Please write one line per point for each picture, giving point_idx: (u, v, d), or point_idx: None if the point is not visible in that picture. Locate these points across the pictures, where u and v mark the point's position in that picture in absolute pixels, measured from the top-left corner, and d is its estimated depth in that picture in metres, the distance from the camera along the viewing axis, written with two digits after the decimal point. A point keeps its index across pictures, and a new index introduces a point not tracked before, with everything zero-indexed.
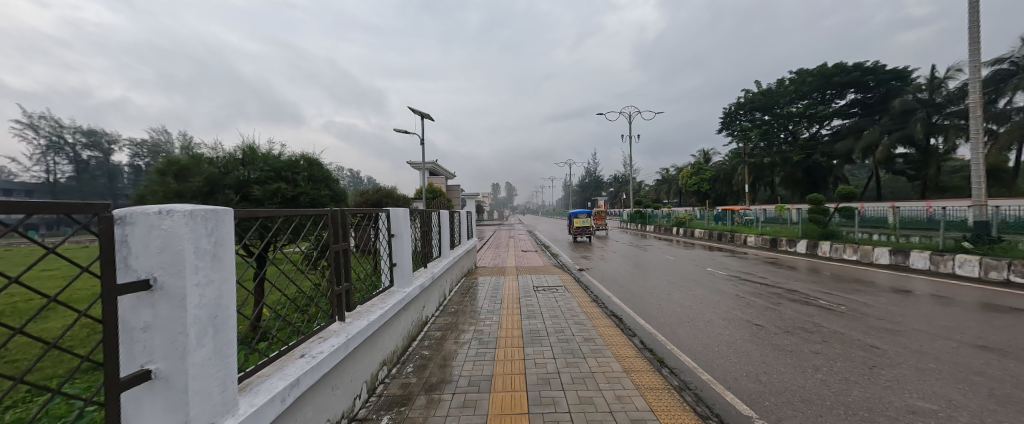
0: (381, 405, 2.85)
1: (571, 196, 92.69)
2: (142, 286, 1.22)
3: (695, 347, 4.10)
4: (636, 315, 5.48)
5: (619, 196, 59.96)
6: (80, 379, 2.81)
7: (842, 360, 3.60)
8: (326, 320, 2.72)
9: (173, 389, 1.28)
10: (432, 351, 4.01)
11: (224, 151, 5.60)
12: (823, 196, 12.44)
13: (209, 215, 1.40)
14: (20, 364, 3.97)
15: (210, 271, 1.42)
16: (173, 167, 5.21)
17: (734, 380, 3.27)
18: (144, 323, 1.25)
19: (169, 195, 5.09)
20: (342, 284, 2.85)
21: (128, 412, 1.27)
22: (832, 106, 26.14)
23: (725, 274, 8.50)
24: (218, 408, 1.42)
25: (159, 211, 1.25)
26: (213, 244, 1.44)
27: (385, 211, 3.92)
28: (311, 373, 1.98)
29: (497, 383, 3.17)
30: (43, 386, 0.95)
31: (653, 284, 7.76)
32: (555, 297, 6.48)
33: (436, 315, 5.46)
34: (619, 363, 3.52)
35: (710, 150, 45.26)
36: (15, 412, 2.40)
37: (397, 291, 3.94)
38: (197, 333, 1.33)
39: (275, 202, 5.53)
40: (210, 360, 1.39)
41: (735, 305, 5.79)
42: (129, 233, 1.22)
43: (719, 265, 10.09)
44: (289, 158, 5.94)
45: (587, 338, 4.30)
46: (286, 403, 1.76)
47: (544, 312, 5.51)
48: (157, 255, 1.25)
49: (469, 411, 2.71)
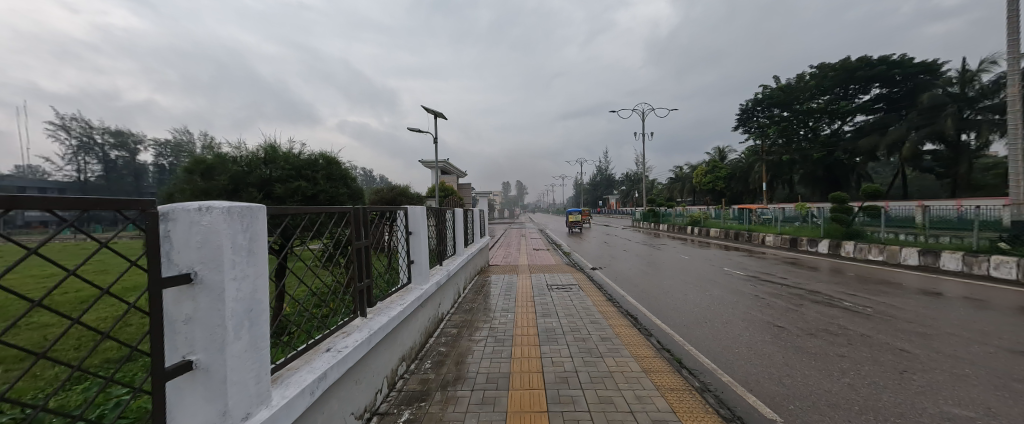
0: (402, 399, 2.90)
1: (583, 194, 92.00)
2: (183, 279, 1.26)
3: (715, 349, 4.02)
4: (651, 314, 5.43)
5: (631, 195, 59.55)
6: (129, 366, 3.01)
7: (870, 365, 3.48)
8: (348, 315, 2.78)
9: (212, 379, 1.32)
10: (448, 348, 4.04)
11: (246, 151, 5.75)
12: (846, 195, 12.05)
13: (244, 211, 1.44)
14: (74, 351, 4.28)
15: (245, 266, 1.46)
16: (200, 166, 5.43)
17: (757, 383, 3.20)
18: (186, 315, 1.29)
19: (196, 193, 5.33)
20: (363, 280, 2.88)
21: (171, 401, 1.32)
22: (855, 101, 25.25)
23: (744, 275, 8.29)
24: (254, 399, 1.46)
25: (200, 207, 1.29)
26: (248, 240, 1.48)
27: (403, 209, 3.95)
28: (336, 368, 2.02)
29: (515, 381, 3.18)
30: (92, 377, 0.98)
31: (668, 283, 7.63)
32: (570, 296, 6.44)
33: (452, 312, 5.53)
34: (638, 363, 3.49)
35: (725, 148, 44.34)
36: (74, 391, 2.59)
37: (415, 288, 3.98)
38: (234, 326, 1.37)
39: (295, 199, 5.64)
40: (246, 353, 1.44)
41: (755, 306, 5.65)
42: (172, 229, 1.26)
43: (736, 265, 9.85)
44: (308, 156, 6.03)
45: (604, 337, 4.26)
46: (314, 396, 1.80)
47: (559, 311, 5.49)
48: (198, 250, 1.29)
49: (489, 408, 2.73)
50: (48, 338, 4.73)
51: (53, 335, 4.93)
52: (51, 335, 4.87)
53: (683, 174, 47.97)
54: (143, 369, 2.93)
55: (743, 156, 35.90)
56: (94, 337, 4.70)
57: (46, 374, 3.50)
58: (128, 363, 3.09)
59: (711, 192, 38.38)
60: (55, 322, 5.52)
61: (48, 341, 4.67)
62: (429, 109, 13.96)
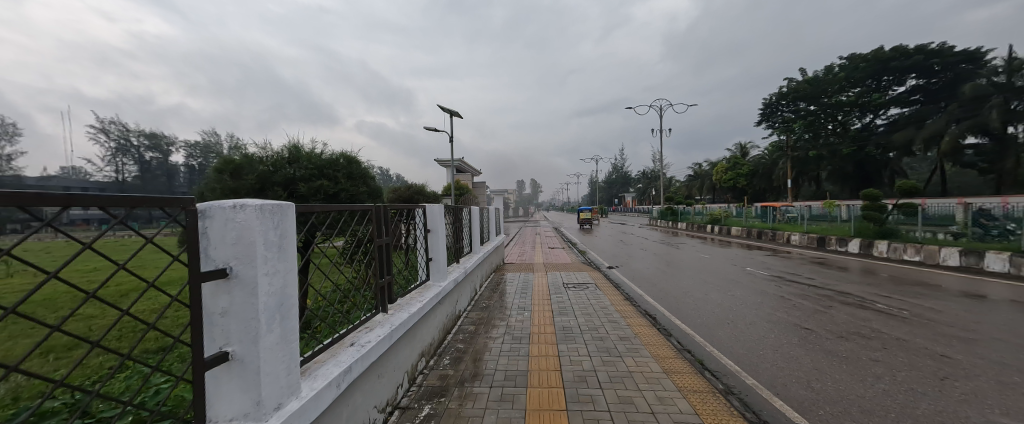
0: (422, 394, 2.95)
1: (598, 191, 90.88)
2: (219, 274, 1.31)
3: (737, 350, 3.92)
4: (670, 314, 5.33)
5: (647, 193, 58.51)
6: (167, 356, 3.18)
7: (907, 370, 3.31)
8: (370, 311, 2.84)
9: (247, 371, 1.38)
10: (466, 345, 4.08)
11: (271, 151, 5.94)
12: (879, 192, 11.45)
13: (275, 209, 1.49)
14: (124, 340, 4.58)
15: (277, 262, 1.51)
16: (229, 166, 5.66)
17: (784, 386, 3.10)
18: (222, 309, 1.35)
19: (226, 192, 5.57)
20: (383, 277, 2.94)
21: (209, 391, 1.38)
22: (888, 93, 23.97)
23: (768, 275, 8.01)
24: (284, 391, 1.51)
25: (234, 206, 1.34)
26: (279, 237, 1.53)
27: (422, 207, 4.00)
28: (360, 361, 2.07)
29: (534, 378, 3.18)
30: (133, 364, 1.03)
31: (687, 283, 7.46)
32: (587, 295, 6.38)
33: (468, 309, 5.57)
34: (658, 363, 3.43)
35: (747, 145, 42.94)
36: (123, 376, 2.77)
37: (433, 285, 4.03)
38: (267, 319, 1.43)
39: (318, 198, 5.80)
40: (278, 345, 1.49)
41: (781, 308, 5.46)
42: (209, 226, 1.32)
43: (759, 264, 9.56)
44: (330, 156, 6.18)
45: (623, 337, 4.21)
46: (340, 389, 1.85)
47: (576, 310, 5.45)
48: (233, 246, 1.34)
49: (508, 406, 2.74)
50: (100, 328, 5.07)
51: (104, 324, 5.29)
52: (102, 324, 5.23)
53: (703, 171, 46.70)
54: (184, 358, 3.11)
55: (766, 153, 34.68)
56: (138, 327, 5.01)
57: (99, 361, 3.77)
58: (171, 352, 3.27)
59: (732, 189, 37.23)
60: (105, 312, 5.92)
61: (100, 331, 5.02)
62: (445, 108, 14.04)
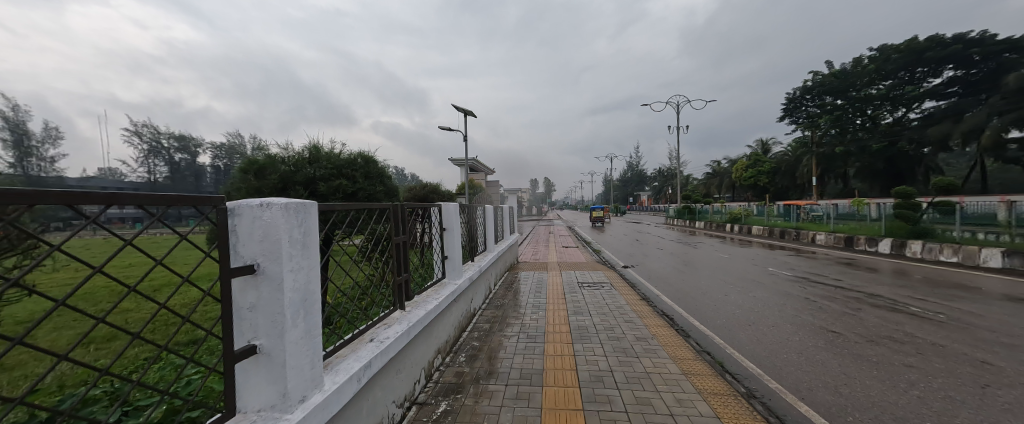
0: (439, 390, 2.98)
1: (613, 190, 89.73)
2: (247, 270, 1.36)
3: (760, 353, 3.80)
4: (688, 315, 5.22)
5: (664, 192, 57.42)
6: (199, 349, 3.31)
7: (944, 377, 3.14)
8: (388, 308, 2.89)
9: (274, 363, 1.43)
10: (481, 343, 4.10)
11: (293, 151, 6.11)
12: (912, 189, 10.89)
13: (300, 207, 1.53)
14: (159, 332, 4.80)
15: (300, 258, 1.55)
16: (253, 166, 5.85)
17: (809, 391, 2.99)
18: (250, 303, 1.41)
19: (250, 191, 5.76)
20: (401, 275, 2.99)
21: (239, 383, 1.44)
22: (923, 86, 22.71)
23: (792, 276, 7.74)
24: (309, 384, 1.55)
25: (261, 204, 1.39)
26: (302, 234, 1.57)
27: (437, 205, 4.04)
28: (380, 357, 2.12)
29: (549, 377, 3.17)
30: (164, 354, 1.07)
31: (706, 283, 7.28)
32: (602, 294, 6.32)
33: (483, 307, 5.60)
34: (677, 364, 3.36)
35: (769, 141, 41.54)
36: (158, 367, 2.90)
37: (449, 282, 4.07)
38: (292, 314, 1.47)
39: (337, 196, 5.93)
40: (302, 339, 1.53)
41: (806, 310, 5.26)
42: (237, 223, 1.38)
43: (782, 265, 9.24)
44: (348, 155, 6.31)
45: (639, 337, 4.15)
46: (361, 383, 1.89)
47: (591, 309, 5.40)
48: (260, 243, 1.39)
49: (523, 404, 2.74)
50: (137, 321, 5.35)
51: (140, 317, 5.58)
52: (139, 317, 5.51)
53: (722, 169, 45.44)
54: (214, 350, 3.24)
55: (789, 149, 33.49)
56: (171, 321, 5.23)
57: (138, 352, 3.97)
58: (202, 345, 3.42)
59: (753, 187, 36.13)
60: (141, 306, 6.23)
61: (138, 323, 5.28)
62: (459, 107, 14.13)
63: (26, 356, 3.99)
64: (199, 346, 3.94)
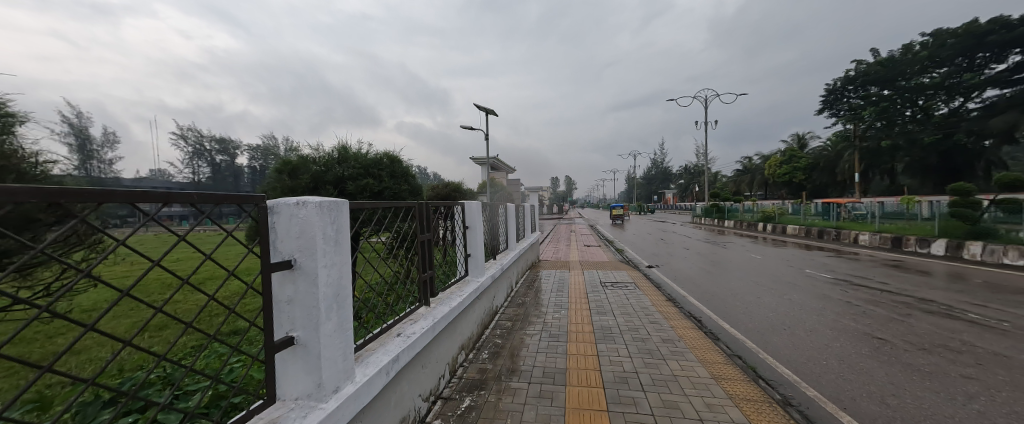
0: (463, 386, 3.02)
1: (636, 187, 87.65)
2: (285, 265, 1.43)
3: (796, 359, 3.61)
4: (717, 317, 5.03)
5: (690, 189, 55.59)
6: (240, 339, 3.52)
7: (1010, 391, 2.86)
8: (414, 304, 2.96)
9: (310, 355, 1.49)
10: (504, 340, 4.12)
11: (323, 151, 6.35)
12: (971, 185, 10.00)
13: (333, 206, 1.59)
14: (206, 322, 5.14)
15: (333, 255, 1.61)
16: (287, 166, 6.13)
17: (853, 401, 2.81)
18: (288, 297, 1.48)
19: (284, 190, 6.05)
20: (425, 271, 3.04)
21: (278, 371, 1.52)
22: (984, 72, 20.72)
23: (831, 278, 7.29)
24: (341, 375, 1.61)
25: (298, 202, 1.46)
26: (335, 231, 1.63)
27: (460, 204, 4.08)
28: (407, 351, 2.18)
29: (573, 377, 3.15)
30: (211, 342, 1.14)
31: (736, 285, 6.98)
32: (626, 295, 6.19)
33: (505, 305, 5.62)
34: (706, 368, 3.26)
35: (806, 136, 39.23)
36: (204, 355, 3.11)
37: (472, 280, 4.12)
38: (326, 308, 1.53)
39: (364, 195, 6.15)
40: (335, 332, 1.60)
41: (848, 314, 4.94)
42: (277, 221, 1.45)
43: (820, 266, 8.72)
44: (374, 155, 6.50)
45: (666, 338, 4.05)
46: (389, 376, 1.95)
47: (615, 309, 5.31)
48: (297, 240, 1.46)
49: (547, 402, 2.74)
50: (186, 311, 5.75)
51: (189, 308, 6.00)
52: (188, 308, 5.92)
53: (753, 165, 43.37)
54: (253, 340, 3.43)
55: (828, 144, 31.53)
56: (216, 312, 5.57)
57: (188, 340, 4.27)
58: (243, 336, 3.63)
59: (787, 185, 34.31)
60: (189, 297, 6.70)
61: (187, 314, 5.68)
62: (481, 106, 14.22)
63: (92, 341, 4.37)
64: (240, 336, 4.19)
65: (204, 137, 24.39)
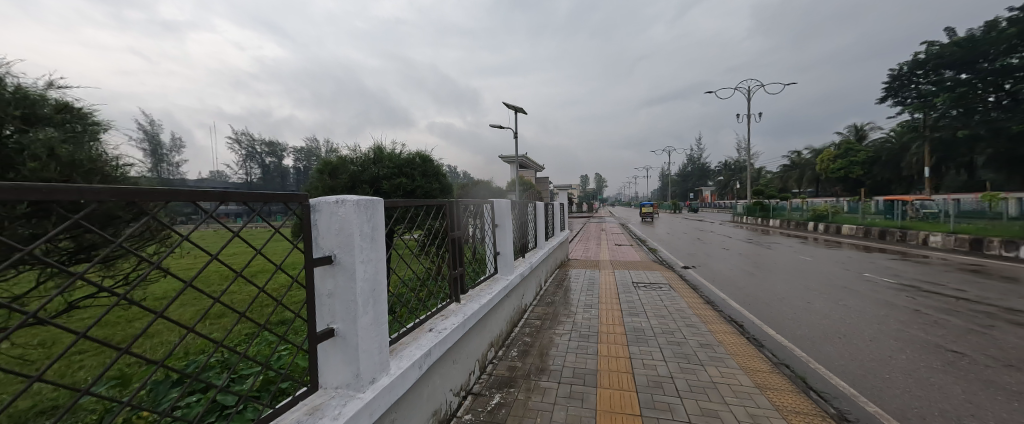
0: (493, 383, 3.05)
1: (671, 185, 84.17)
2: (326, 260, 1.51)
3: (853, 371, 3.31)
4: (761, 323, 4.71)
5: (730, 186, 52.53)
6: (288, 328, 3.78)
7: None
8: (445, 300, 3.01)
9: (348, 346, 1.56)
10: (533, 339, 4.12)
11: (359, 152, 6.62)
12: None
13: (370, 204, 1.65)
14: (258, 312, 5.57)
15: (369, 251, 1.67)
16: (327, 167, 6.44)
17: (921, 420, 2.53)
18: (329, 291, 1.56)
19: (325, 189, 6.39)
20: (457, 268, 3.07)
21: (320, 361, 1.61)
22: None
23: (894, 284, 6.60)
24: (377, 367, 1.68)
25: (337, 201, 1.53)
26: (371, 229, 1.68)
27: (490, 202, 4.10)
28: (439, 346, 2.23)
29: (604, 379, 3.08)
30: (258, 329, 1.22)
31: (783, 288, 6.51)
32: (660, 296, 5.96)
33: (534, 304, 5.60)
34: (749, 376, 3.07)
35: (865, 127, 35.68)
36: (257, 341, 3.37)
37: (501, 278, 4.14)
38: (363, 302, 1.59)
39: (398, 194, 6.40)
40: (371, 325, 1.66)
41: (915, 324, 4.44)
42: (318, 218, 1.54)
43: (882, 270, 7.93)
44: (407, 155, 6.71)
45: (704, 343, 3.85)
46: (422, 370, 2.00)
47: (648, 311, 5.13)
48: (337, 236, 1.53)
49: (577, 403, 2.70)
50: (241, 302, 6.26)
51: (243, 299, 6.52)
52: (243, 299, 6.44)
53: (803, 159, 40.20)
54: (298, 331, 3.66)
55: (891, 135, 28.51)
56: (266, 302, 6.01)
57: (242, 328, 4.65)
58: (290, 326, 3.89)
59: (842, 180, 31.47)
60: (244, 288, 7.30)
61: (242, 304, 6.18)
62: (510, 105, 14.23)
63: (163, 326, 4.87)
64: (287, 325, 4.49)
65: (255, 140, 26.69)
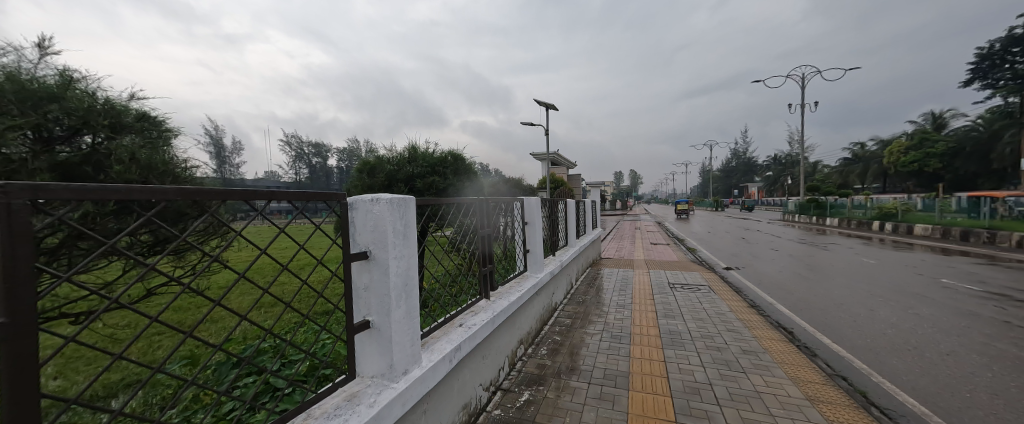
0: (522, 380, 3.06)
1: (713, 180, 79.60)
2: (362, 256, 1.59)
3: (924, 387, 2.96)
4: (814, 330, 4.34)
5: (781, 182, 48.76)
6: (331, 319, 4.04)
7: None
8: (475, 296, 3.05)
9: (383, 338, 1.64)
10: (563, 337, 4.08)
11: (395, 152, 6.87)
12: None
13: (403, 202, 1.70)
14: (304, 302, 6.02)
15: (402, 247, 1.73)
16: (366, 166, 6.73)
17: None
18: (365, 284, 1.64)
19: (364, 188, 6.69)
20: (487, 265, 3.10)
21: (358, 351, 1.69)
22: None
23: (979, 292, 5.80)
24: (410, 359, 1.74)
25: (372, 199, 1.60)
26: (404, 226, 1.74)
27: (520, 200, 4.09)
28: (468, 341, 2.27)
29: (636, 381, 3.00)
30: (299, 319, 1.30)
31: (840, 293, 5.94)
32: (698, 298, 5.68)
33: (564, 302, 5.55)
34: (799, 387, 2.84)
35: (945, 114, 31.51)
36: (303, 330, 3.64)
37: (531, 275, 4.14)
38: (396, 296, 1.66)
39: (430, 192, 6.62)
40: (404, 319, 1.73)
41: (1006, 338, 3.87)
42: (355, 215, 1.62)
43: (964, 276, 6.98)
44: (440, 154, 6.92)
45: (747, 350, 3.62)
46: (452, 364, 2.05)
47: (685, 313, 4.90)
48: (372, 233, 1.61)
49: (608, 406, 2.64)
50: (289, 293, 6.78)
51: (291, 290, 7.06)
52: (291, 290, 6.97)
53: (867, 152, 36.36)
54: (339, 322, 3.91)
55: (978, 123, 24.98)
56: (311, 293, 6.46)
57: (290, 316, 5.05)
58: (333, 316, 4.17)
59: (915, 175, 28.08)
60: (292, 280, 7.90)
61: (290, 295, 6.69)
62: (541, 101, 14.12)
63: (224, 312, 5.40)
64: (329, 316, 4.82)
65: (304, 142, 28.76)
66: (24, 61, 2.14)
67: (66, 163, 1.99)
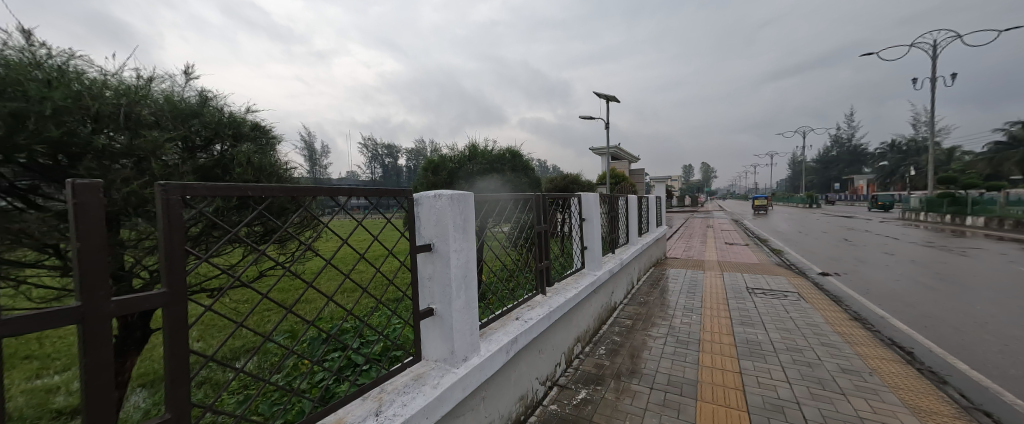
0: (580, 378, 3.03)
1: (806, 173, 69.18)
2: (426, 248, 1.71)
3: None
4: (942, 353, 3.55)
5: (901, 173, 40.44)
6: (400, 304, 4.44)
7: None
8: (531, 291, 3.08)
9: (445, 325, 1.76)
10: (622, 338, 3.92)
11: (456, 151, 7.12)
12: None
13: (462, 198, 1.79)
14: (379, 288, 6.68)
15: (462, 241, 1.82)
16: (430, 165, 7.02)
17: None
18: (429, 274, 1.77)
19: (428, 185, 6.95)
20: (543, 260, 3.13)
21: (423, 335, 1.84)
22: None
23: None
24: (469, 347, 1.83)
25: (435, 195, 1.72)
26: (463, 220, 1.83)
27: (577, 196, 3.97)
28: (524, 335, 2.31)
29: (705, 391, 2.77)
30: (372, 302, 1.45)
31: (984, 310, 4.77)
32: (783, 306, 5.02)
33: (625, 302, 5.31)
34: (919, 418, 2.36)
35: None
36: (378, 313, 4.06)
37: (588, 273, 4.04)
38: (456, 286, 1.76)
39: (489, 189, 6.81)
40: (464, 309, 1.82)
41: None
42: (421, 211, 1.75)
43: None
44: (498, 152, 7.17)
45: (846, 368, 3.11)
46: (508, 355, 2.11)
47: (767, 322, 4.37)
48: (435, 227, 1.73)
49: (672, 413, 2.49)
50: (365, 280, 7.56)
51: (367, 277, 7.86)
52: (367, 278, 7.76)
53: None
54: (407, 308, 4.26)
55: None
56: (383, 281, 7.15)
57: (367, 301, 5.64)
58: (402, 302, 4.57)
59: None
60: (368, 268, 8.77)
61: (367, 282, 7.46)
62: (601, 94, 13.62)
63: (315, 293, 6.23)
64: (399, 302, 5.26)
65: (377, 144, 31.59)
66: (176, 86, 2.68)
67: (204, 166, 2.46)
